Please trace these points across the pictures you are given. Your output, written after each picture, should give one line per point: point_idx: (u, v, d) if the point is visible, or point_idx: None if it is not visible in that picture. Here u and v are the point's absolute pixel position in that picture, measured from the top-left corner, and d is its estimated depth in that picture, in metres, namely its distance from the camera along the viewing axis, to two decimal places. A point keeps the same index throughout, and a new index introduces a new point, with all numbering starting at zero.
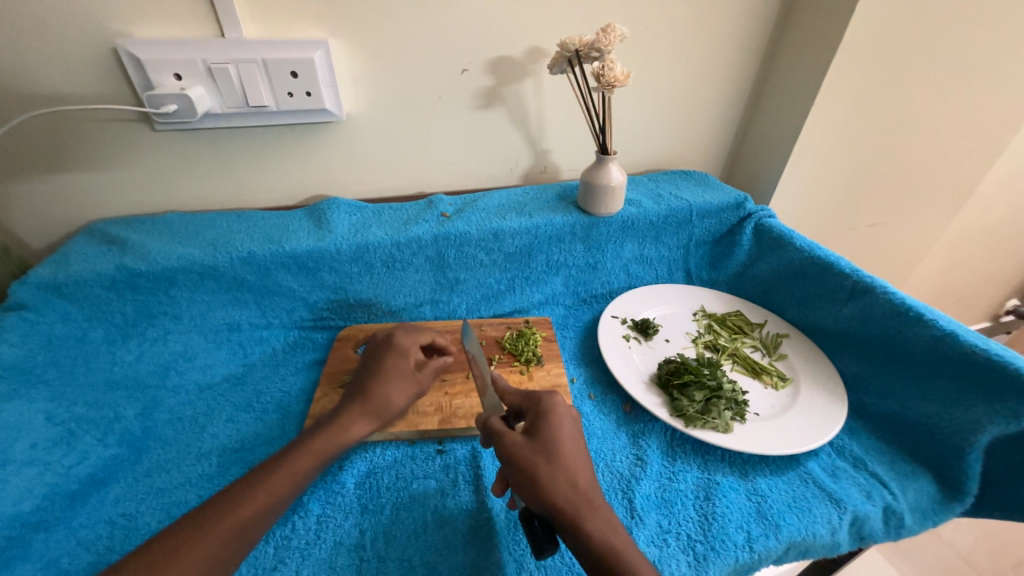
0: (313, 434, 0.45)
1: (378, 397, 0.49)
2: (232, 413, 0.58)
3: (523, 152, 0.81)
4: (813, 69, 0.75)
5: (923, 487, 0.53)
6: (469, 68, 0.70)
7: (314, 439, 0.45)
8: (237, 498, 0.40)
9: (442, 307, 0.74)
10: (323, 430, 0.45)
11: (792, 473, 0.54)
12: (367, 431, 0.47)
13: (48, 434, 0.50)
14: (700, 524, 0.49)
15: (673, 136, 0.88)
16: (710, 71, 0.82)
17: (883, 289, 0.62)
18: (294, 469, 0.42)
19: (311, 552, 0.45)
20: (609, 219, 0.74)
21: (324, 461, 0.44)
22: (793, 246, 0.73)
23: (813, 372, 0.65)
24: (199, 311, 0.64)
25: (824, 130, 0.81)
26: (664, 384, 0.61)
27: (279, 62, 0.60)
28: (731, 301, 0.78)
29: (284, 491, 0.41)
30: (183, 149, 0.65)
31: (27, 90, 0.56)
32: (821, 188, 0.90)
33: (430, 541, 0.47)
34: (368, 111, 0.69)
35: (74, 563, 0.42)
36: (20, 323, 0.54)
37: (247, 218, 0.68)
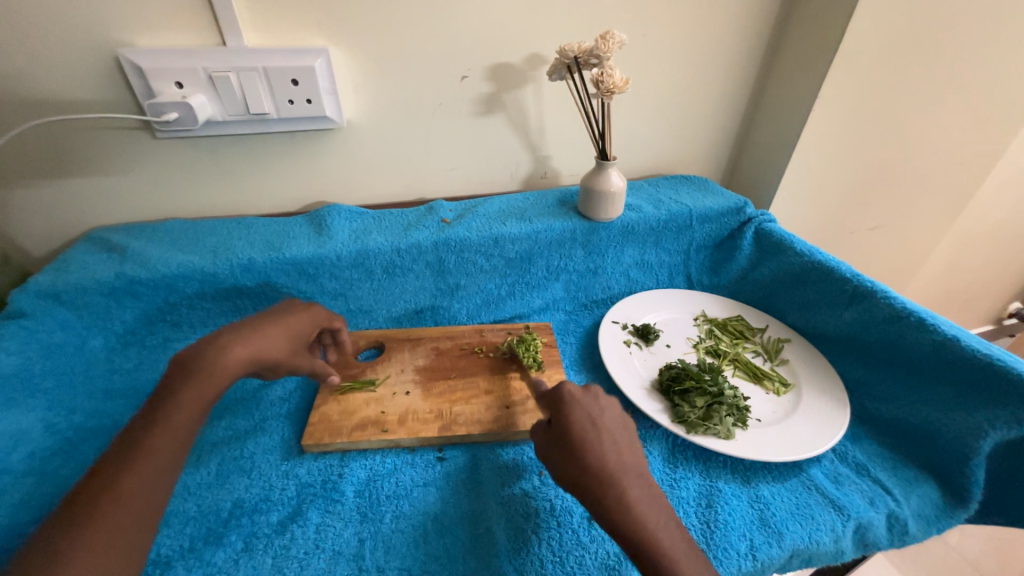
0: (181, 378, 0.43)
1: (271, 333, 0.51)
2: (230, 421, 0.58)
3: (524, 158, 0.81)
4: (811, 75, 0.76)
5: (926, 494, 0.53)
6: (469, 75, 0.70)
7: (190, 382, 0.43)
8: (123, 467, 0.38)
9: (442, 313, 0.74)
10: (197, 375, 0.44)
11: (795, 480, 0.54)
12: (248, 357, 0.47)
13: (47, 442, 0.50)
14: (702, 532, 0.48)
15: (673, 141, 0.88)
16: (709, 76, 0.82)
17: (884, 293, 0.62)
18: (175, 424, 0.41)
19: (310, 561, 0.45)
20: (609, 224, 0.74)
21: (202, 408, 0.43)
22: (793, 250, 0.73)
23: (815, 377, 0.65)
24: (198, 318, 0.65)
25: (823, 135, 0.81)
26: (666, 390, 0.60)
27: (280, 70, 0.60)
28: (732, 306, 0.78)
29: (168, 448, 0.40)
30: (184, 157, 0.65)
31: (29, 98, 0.57)
32: (821, 192, 0.90)
33: (430, 550, 0.46)
34: (369, 117, 0.70)
35: None
36: (19, 331, 0.54)
37: (247, 224, 0.68)
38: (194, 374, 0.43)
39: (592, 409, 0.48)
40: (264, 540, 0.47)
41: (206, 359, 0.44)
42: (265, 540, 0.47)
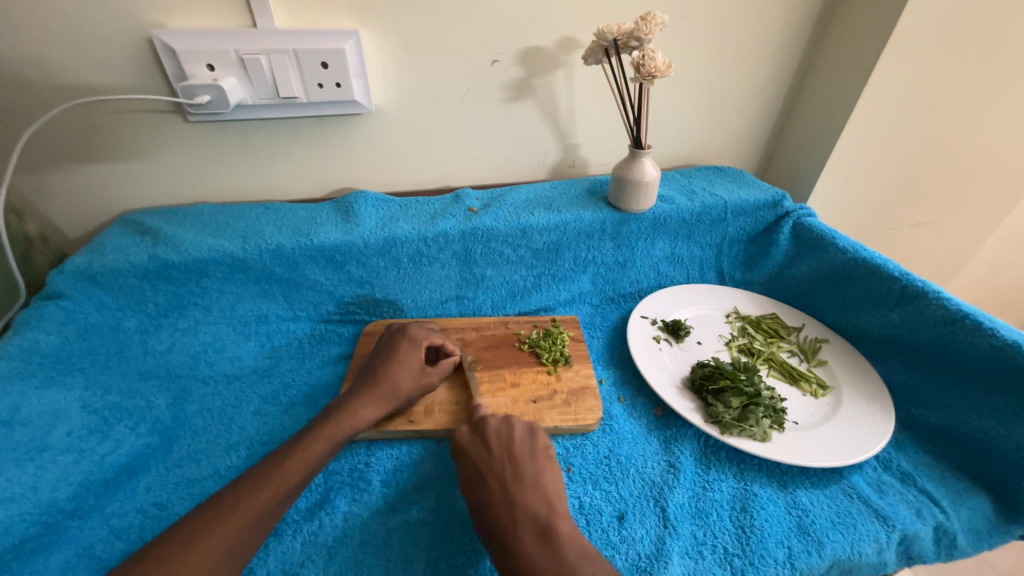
0: (322, 419, 0.49)
1: (386, 382, 0.53)
2: (259, 406, 0.58)
3: (552, 146, 0.79)
4: (860, 59, 0.71)
5: (977, 507, 0.50)
6: (500, 59, 0.68)
7: (325, 424, 0.48)
8: (257, 482, 0.42)
9: (467, 303, 0.73)
10: (332, 417, 0.49)
11: (835, 487, 0.51)
12: (375, 412, 0.51)
13: (84, 421, 0.51)
14: (736, 537, 0.47)
15: (708, 130, 0.85)
16: (750, 61, 0.78)
17: (937, 294, 0.58)
18: (311, 452, 0.46)
19: (338, 549, 0.45)
20: (640, 216, 0.71)
21: (337, 443, 0.47)
22: (835, 247, 0.69)
23: (856, 380, 0.62)
24: (228, 303, 0.64)
25: (871, 125, 0.76)
26: (698, 389, 0.58)
27: (310, 52, 0.59)
28: (766, 303, 0.75)
29: (299, 474, 0.44)
30: (215, 141, 0.65)
31: (66, 80, 0.57)
32: (864, 186, 0.85)
33: (457, 543, 0.46)
34: (396, 103, 0.68)
35: (108, 551, 0.43)
36: (57, 311, 0.55)
37: (275, 209, 0.68)
38: (330, 419, 0.49)
39: (513, 448, 0.47)
40: (293, 525, 0.47)
41: (345, 413, 0.50)
42: (294, 525, 0.47)
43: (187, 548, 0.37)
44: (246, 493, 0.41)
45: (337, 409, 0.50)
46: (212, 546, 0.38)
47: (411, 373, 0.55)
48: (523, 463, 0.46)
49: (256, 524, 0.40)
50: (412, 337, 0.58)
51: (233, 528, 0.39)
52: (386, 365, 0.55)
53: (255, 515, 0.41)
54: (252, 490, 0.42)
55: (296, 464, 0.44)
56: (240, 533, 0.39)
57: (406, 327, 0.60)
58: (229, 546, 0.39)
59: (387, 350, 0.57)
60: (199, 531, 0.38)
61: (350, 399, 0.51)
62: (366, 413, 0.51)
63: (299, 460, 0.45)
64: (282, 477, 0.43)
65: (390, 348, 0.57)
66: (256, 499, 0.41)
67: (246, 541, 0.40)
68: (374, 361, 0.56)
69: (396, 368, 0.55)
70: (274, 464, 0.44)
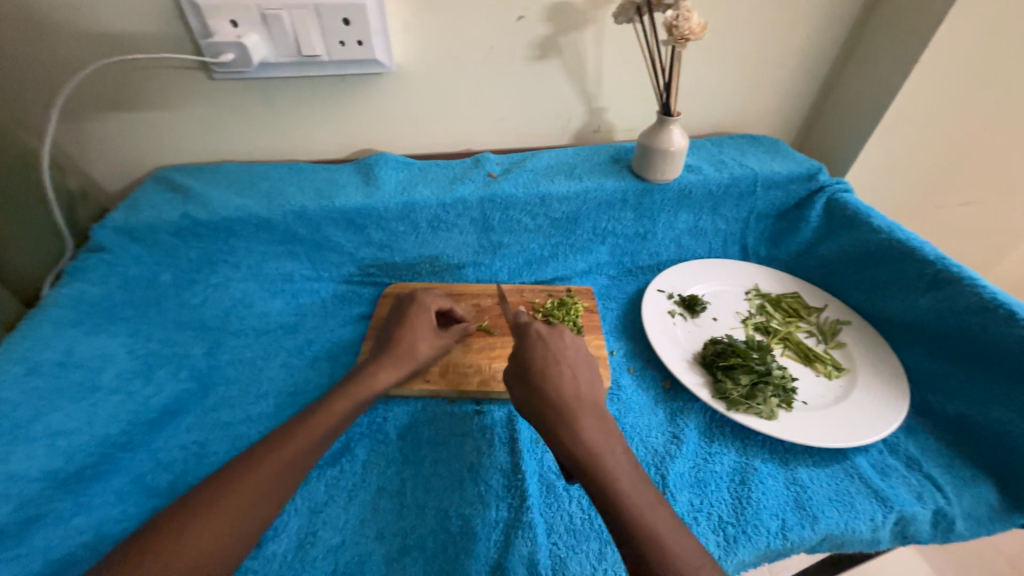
0: (343, 381, 0.51)
1: (403, 346, 0.55)
2: (285, 358, 0.62)
3: (577, 109, 0.76)
4: (923, 17, 0.64)
5: (982, 494, 0.50)
6: (526, 15, 0.65)
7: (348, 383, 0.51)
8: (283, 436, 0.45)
9: (484, 269, 0.74)
10: (355, 378, 0.52)
11: (837, 467, 0.52)
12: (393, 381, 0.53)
13: (130, 365, 0.56)
14: (732, 507, 0.49)
15: (744, 95, 0.80)
16: (798, 19, 0.72)
17: (972, 281, 0.56)
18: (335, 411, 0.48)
19: (358, 493, 0.49)
20: (664, 186, 0.69)
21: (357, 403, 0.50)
22: (869, 226, 0.66)
23: (873, 364, 0.61)
24: (255, 261, 0.67)
25: (926, 93, 0.70)
26: (709, 364, 0.59)
27: (331, 8, 0.57)
28: (789, 282, 0.73)
29: (322, 430, 0.46)
30: (239, 99, 0.66)
31: (98, 35, 0.58)
32: (911, 160, 0.79)
33: (465, 494, 0.49)
34: (418, 62, 0.67)
35: (157, 480, 0.49)
36: (100, 264, 0.59)
37: (298, 170, 0.69)
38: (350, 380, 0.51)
39: (552, 343, 0.48)
40: (317, 470, 0.51)
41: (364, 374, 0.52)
42: (317, 469, 0.51)
43: (223, 492, 0.41)
44: (275, 446, 0.44)
45: (357, 373, 0.52)
46: (244, 492, 0.41)
47: (428, 334, 0.58)
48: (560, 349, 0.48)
49: (284, 475, 0.43)
50: (421, 300, 0.59)
51: (263, 478, 0.42)
52: (401, 330, 0.56)
53: (283, 466, 0.43)
54: (279, 444, 0.44)
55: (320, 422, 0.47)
56: (268, 482, 0.42)
57: (414, 293, 0.61)
58: (260, 493, 0.42)
59: (398, 316, 0.58)
60: (233, 478, 0.42)
61: (368, 364, 0.53)
62: (386, 376, 0.53)
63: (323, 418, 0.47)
64: (306, 434, 0.45)
65: (401, 314, 0.58)
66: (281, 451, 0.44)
67: (275, 487, 0.42)
68: (388, 327, 0.57)
69: (411, 332, 0.56)
70: (299, 422, 0.46)
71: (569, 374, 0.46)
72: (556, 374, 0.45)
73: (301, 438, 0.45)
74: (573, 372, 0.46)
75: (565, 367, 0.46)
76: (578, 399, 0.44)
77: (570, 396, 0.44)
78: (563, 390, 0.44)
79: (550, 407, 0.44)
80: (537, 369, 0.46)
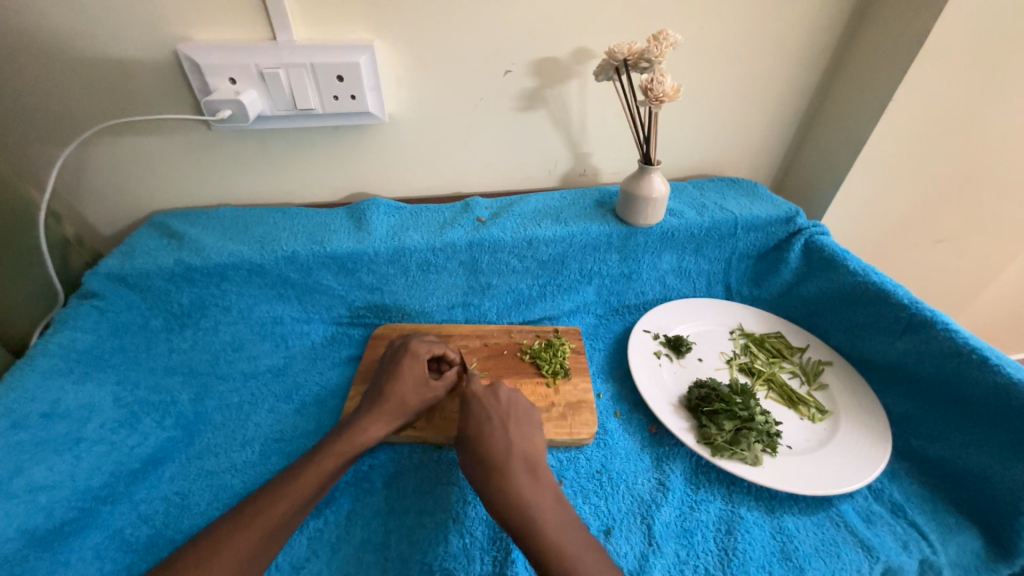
0: (334, 435, 0.52)
1: (393, 399, 0.55)
2: (273, 404, 0.62)
3: (563, 155, 0.79)
4: (887, 72, 0.69)
5: (966, 543, 0.50)
6: (513, 70, 0.69)
7: (336, 438, 0.51)
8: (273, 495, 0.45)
9: (473, 310, 0.75)
10: (344, 431, 0.52)
11: (823, 514, 0.52)
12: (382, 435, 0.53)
13: (116, 414, 0.56)
14: (718, 558, 0.48)
15: (723, 141, 0.83)
16: (770, 72, 0.76)
17: (945, 325, 0.57)
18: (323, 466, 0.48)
19: (341, 547, 0.49)
20: (647, 230, 0.72)
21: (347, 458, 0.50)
22: (846, 269, 0.68)
23: (856, 406, 0.62)
24: (246, 304, 0.68)
25: (894, 141, 0.74)
26: (693, 409, 0.59)
27: (326, 66, 0.60)
28: (772, 322, 0.75)
29: (312, 487, 0.47)
30: (236, 147, 0.68)
31: (102, 91, 0.60)
32: (885, 202, 0.83)
33: (450, 548, 0.49)
34: (410, 112, 0.70)
35: (136, 535, 0.48)
36: (92, 311, 0.59)
37: (292, 215, 0.71)
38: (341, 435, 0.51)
39: (483, 401, 0.52)
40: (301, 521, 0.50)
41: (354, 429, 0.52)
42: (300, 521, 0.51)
43: (208, 559, 0.41)
44: (266, 504, 0.45)
45: (347, 426, 0.53)
46: (234, 554, 0.42)
47: (416, 387, 0.57)
48: (490, 406, 0.52)
49: (273, 535, 0.44)
50: (414, 350, 0.59)
51: (253, 539, 0.43)
52: (391, 382, 0.57)
53: (273, 525, 0.44)
54: (270, 503, 0.45)
55: (309, 479, 0.47)
56: (257, 544, 0.43)
57: (407, 341, 0.61)
58: (250, 556, 0.42)
59: (390, 367, 0.59)
60: (222, 540, 0.42)
61: (359, 418, 0.53)
62: (375, 431, 0.53)
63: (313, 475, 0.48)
64: (295, 492, 0.46)
65: (393, 365, 0.59)
66: (271, 511, 0.44)
67: (265, 548, 0.43)
68: (380, 379, 0.58)
69: (400, 384, 0.57)
70: (289, 478, 0.47)
71: (499, 431, 0.49)
72: (486, 432, 0.49)
73: (292, 496, 0.46)
74: (504, 429, 0.49)
75: (495, 424, 0.50)
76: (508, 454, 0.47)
77: (498, 453, 0.47)
78: (493, 447, 0.48)
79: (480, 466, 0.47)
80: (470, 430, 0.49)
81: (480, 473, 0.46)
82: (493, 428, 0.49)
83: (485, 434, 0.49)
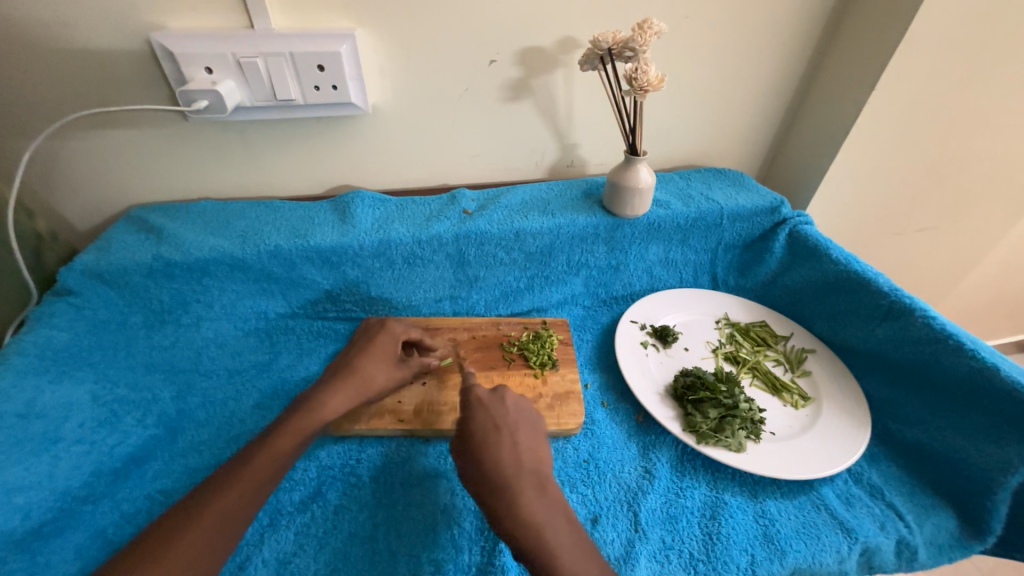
0: (294, 410, 0.51)
1: (361, 373, 0.56)
2: (259, 400, 0.62)
3: (550, 146, 0.79)
4: (870, 62, 0.69)
5: (941, 522, 0.52)
6: (498, 59, 0.68)
7: (291, 416, 0.51)
8: (225, 482, 0.45)
9: (460, 303, 0.75)
10: (301, 410, 0.51)
11: (805, 498, 0.53)
12: (341, 411, 0.53)
13: (95, 413, 0.55)
14: (703, 543, 0.49)
15: (709, 131, 0.83)
16: (755, 62, 0.76)
17: (923, 312, 0.58)
18: (275, 450, 0.48)
19: (329, 541, 0.49)
20: (634, 221, 0.72)
21: (303, 439, 0.49)
22: (828, 258, 0.69)
23: (837, 392, 0.63)
24: (229, 300, 0.66)
25: (876, 130, 0.75)
26: (679, 397, 0.60)
27: (306, 55, 0.59)
28: (757, 311, 0.76)
29: (266, 472, 0.46)
30: (215, 139, 0.66)
31: (72, 80, 0.58)
32: (867, 192, 0.84)
33: (439, 539, 0.49)
34: (394, 103, 0.69)
35: (119, 534, 0.47)
36: (68, 309, 0.58)
37: (274, 208, 0.70)
38: (297, 411, 0.51)
39: (494, 411, 0.51)
40: (287, 517, 0.50)
41: (313, 403, 0.52)
42: (287, 517, 0.50)
43: (163, 554, 0.40)
44: (217, 493, 0.44)
45: (309, 399, 0.52)
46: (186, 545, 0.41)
47: (386, 365, 0.58)
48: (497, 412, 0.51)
49: (227, 522, 0.43)
50: (389, 329, 0.61)
51: (206, 528, 0.42)
52: (362, 357, 0.57)
53: (229, 513, 0.44)
54: (222, 490, 0.44)
55: (261, 464, 0.47)
56: (210, 535, 0.42)
57: (383, 320, 0.62)
58: (204, 546, 0.42)
59: (363, 342, 0.59)
60: (175, 532, 0.41)
61: (322, 390, 0.53)
62: (336, 404, 0.52)
63: (264, 460, 0.47)
64: (249, 478, 0.46)
65: (367, 340, 0.59)
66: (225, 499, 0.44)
67: (220, 538, 0.43)
68: (350, 353, 0.58)
69: (370, 360, 0.57)
70: (240, 464, 0.46)
71: (507, 440, 0.49)
72: (494, 442, 0.48)
73: (245, 482, 0.45)
74: (513, 437, 0.49)
75: (504, 434, 0.49)
76: (516, 464, 0.47)
77: (507, 465, 0.47)
78: (500, 457, 0.47)
79: (488, 480, 0.46)
80: (476, 440, 0.48)
81: (508, 495, 0.45)
82: (514, 443, 0.49)
83: (492, 443, 0.48)
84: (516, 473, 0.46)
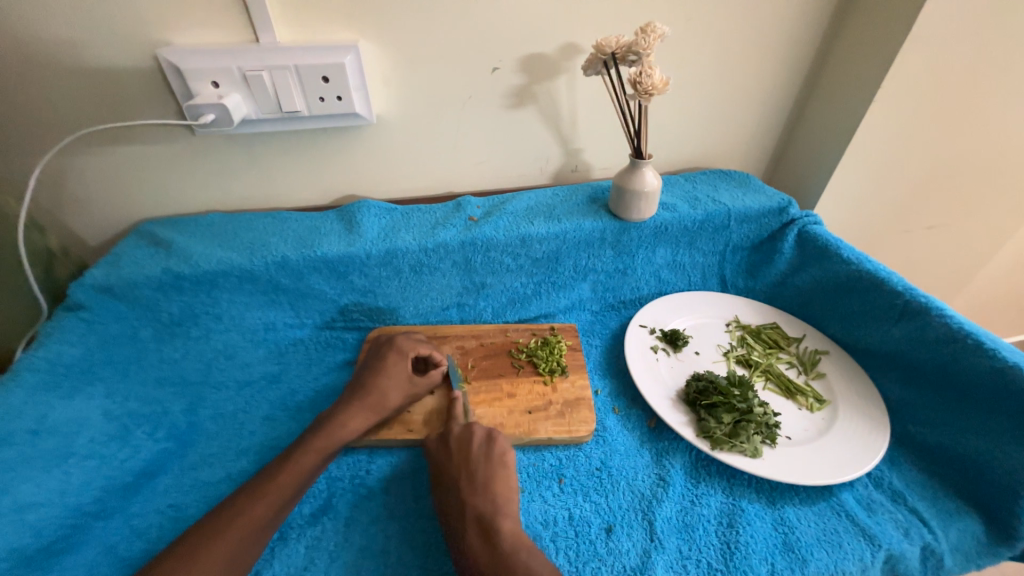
0: (313, 430, 0.52)
1: (375, 392, 0.56)
2: (268, 411, 0.61)
3: (555, 151, 0.79)
4: (875, 60, 0.69)
5: (967, 527, 0.50)
6: (501, 66, 0.68)
7: (315, 435, 0.51)
8: (252, 495, 0.45)
9: (468, 310, 0.74)
10: (322, 427, 0.52)
11: (824, 504, 0.52)
12: (361, 429, 0.53)
13: (105, 428, 0.55)
14: (721, 552, 0.48)
15: (714, 133, 0.83)
16: (759, 63, 0.76)
17: (939, 311, 0.57)
18: (302, 465, 0.48)
19: (340, 554, 0.48)
20: (641, 224, 0.71)
21: (325, 456, 0.50)
22: (839, 257, 0.68)
23: (855, 395, 0.62)
24: (238, 312, 0.67)
25: (883, 129, 0.74)
26: (692, 402, 0.59)
27: (310, 68, 0.59)
28: (768, 312, 0.75)
29: (292, 485, 0.47)
30: (222, 152, 0.67)
31: (81, 98, 0.59)
32: (876, 190, 0.83)
33: (451, 550, 0.48)
34: (398, 112, 0.69)
35: (130, 550, 0.47)
36: (78, 323, 0.59)
37: (281, 219, 0.70)
38: (319, 430, 0.52)
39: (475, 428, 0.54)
40: (298, 530, 0.50)
41: (332, 423, 0.52)
42: (298, 530, 0.50)
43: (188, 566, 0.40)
44: (244, 507, 0.45)
45: (326, 421, 0.53)
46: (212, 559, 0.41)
47: (399, 383, 0.57)
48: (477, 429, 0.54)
49: (252, 536, 0.44)
50: (400, 346, 0.60)
51: (232, 541, 0.42)
52: (375, 375, 0.57)
53: (254, 527, 0.44)
54: (248, 503, 0.45)
55: (288, 479, 0.47)
56: (237, 547, 0.43)
57: (393, 338, 0.62)
58: (229, 560, 0.42)
59: (375, 360, 0.59)
60: (202, 545, 0.42)
61: (337, 412, 0.54)
62: (354, 424, 0.53)
63: (290, 475, 0.48)
64: (276, 492, 0.46)
65: (379, 358, 0.59)
66: (251, 512, 0.44)
67: (244, 552, 0.43)
68: (364, 371, 0.58)
69: (383, 377, 0.57)
70: (267, 478, 0.47)
71: (482, 453, 0.51)
72: (469, 456, 0.51)
73: (272, 495, 0.46)
74: (489, 451, 0.52)
75: (481, 448, 0.52)
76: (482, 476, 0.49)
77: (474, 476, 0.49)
78: (471, 469, 0.50)
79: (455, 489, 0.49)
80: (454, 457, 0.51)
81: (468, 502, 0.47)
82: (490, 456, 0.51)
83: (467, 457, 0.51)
84: (477, 485, 0.48)
